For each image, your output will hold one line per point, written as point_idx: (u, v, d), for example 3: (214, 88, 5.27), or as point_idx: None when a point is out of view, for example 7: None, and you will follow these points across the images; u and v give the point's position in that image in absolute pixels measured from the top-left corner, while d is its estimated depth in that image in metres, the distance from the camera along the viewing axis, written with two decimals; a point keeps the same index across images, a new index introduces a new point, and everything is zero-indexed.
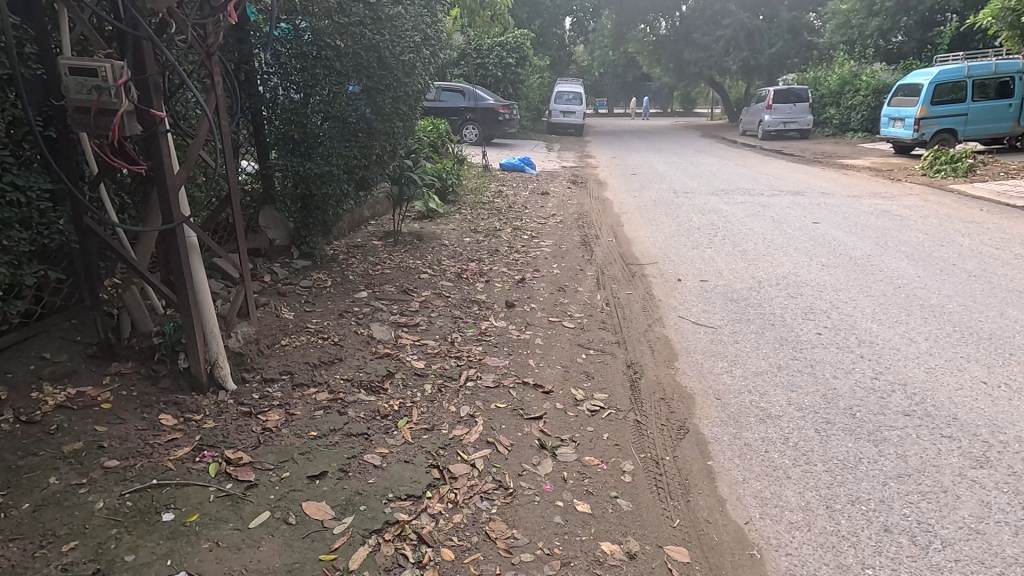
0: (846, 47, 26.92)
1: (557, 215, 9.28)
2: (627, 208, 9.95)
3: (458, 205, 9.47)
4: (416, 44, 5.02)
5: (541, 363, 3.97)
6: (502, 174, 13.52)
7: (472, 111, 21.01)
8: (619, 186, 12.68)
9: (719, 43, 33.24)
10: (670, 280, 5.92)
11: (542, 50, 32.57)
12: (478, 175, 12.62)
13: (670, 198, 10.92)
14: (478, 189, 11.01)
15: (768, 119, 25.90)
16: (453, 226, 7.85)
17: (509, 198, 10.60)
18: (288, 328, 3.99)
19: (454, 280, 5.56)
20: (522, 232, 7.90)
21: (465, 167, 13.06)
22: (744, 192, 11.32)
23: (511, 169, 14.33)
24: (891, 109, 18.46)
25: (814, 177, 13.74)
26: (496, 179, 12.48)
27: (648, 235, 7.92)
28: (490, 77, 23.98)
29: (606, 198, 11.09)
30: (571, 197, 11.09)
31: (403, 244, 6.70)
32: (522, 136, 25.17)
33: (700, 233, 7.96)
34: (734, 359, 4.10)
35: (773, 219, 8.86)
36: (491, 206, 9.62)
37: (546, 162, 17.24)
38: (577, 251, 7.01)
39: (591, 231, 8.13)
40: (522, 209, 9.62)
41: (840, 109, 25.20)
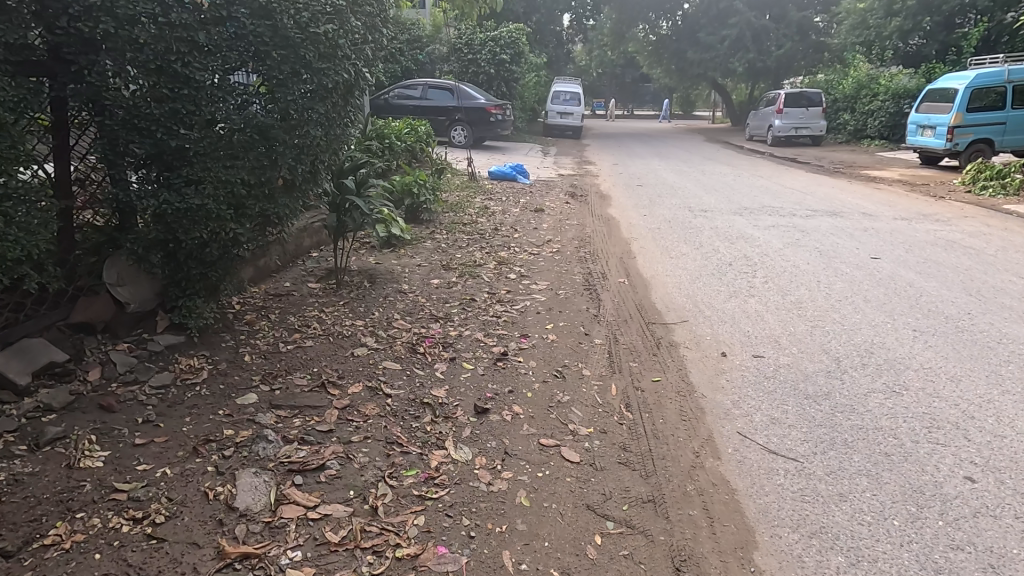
0: (861, 48, 25.38)
1: (552, 241, 7.63)
2: (639, 232, 8.27)
3: (433, 227, 7.79)
4: (339, 11, 3.31)
5: (526, 567, 2.26)
6: (491, 183, 11.84)
7: (461, 111, 19.35)
8: (627, 201, 11.00)
9: (725, 43, 31.63)
10: (710, 355, 4.26)
11: (539, 47, 30.92)
12: (462, 185, 10.96)
13: (687, 218, 9.25)
14: (459, 204, 9.31)
15: (778, 124, 24.30)
16: (419, 260, 6.14)
17: (496, 216, 8.90)
18: (73, 501, 2.28)
19: (404, 360, 3.85)
20: (508, 267, 6.22)
21: (448, 176, 11.36)
22: (772, 212, 9.68)
23: (501, 177, 12.66)
24: (919, 116, 16.89)
25: (844, 192, 12.16)
26: (484, 191, 10.78)
27: (669, 274, 6.23)
28: (482, 74, 22.30)
29: (612, 216, 9.43)
30: (569, 215, 9.38)
31: (346, 290, 5.02)
32: (516, 138, 23.52)
33: (734, 272, 6.29)
34: (853, 546, 2.43)
35: (819, 251, 7.21)
36: (474, 228, 7.91)
37: (542, 169, 15.59)
38: (578, 300, 5.34)
39: (595, 266, 6.46)
40: (511, 232, 7.95)
41: (856, 115, 23.64)
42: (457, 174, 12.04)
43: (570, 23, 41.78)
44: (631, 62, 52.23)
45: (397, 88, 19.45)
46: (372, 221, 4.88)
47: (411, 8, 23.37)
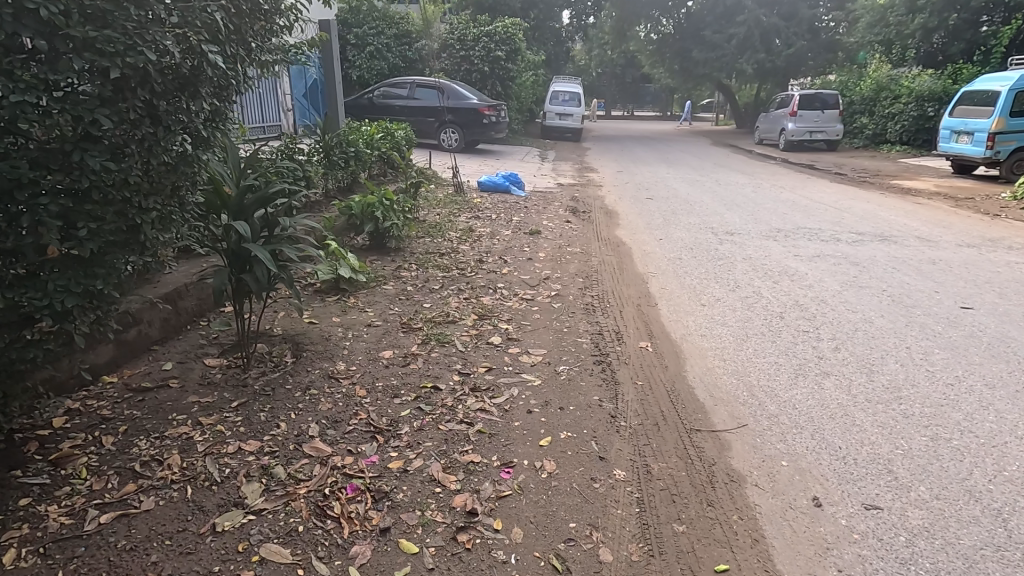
0: (880, 48, 23.84)
1: (549, 276, 6.13)
2: (658, 264, 6.74)
3: (401, 259, 6.26)
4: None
5: None
6: (480, 197, 10.29)
7: (450, 112, 17.84)
8: (638, 218, 9.48)
9: (732, 42, 30.10)
10: (796, 503, 2.74)
11: (537, 45, 29.35)
12: (446, 199, 9.45)
13: (711, 242, 7.74)
14: (439, 224, 7.77)
15: (792, 128, 22.79)
16: (370, 315, 4.58)
17: (481, 241, 7.37)
18: None
19: (300, 542, 2.30)
20: (490, 325, 4.69)
21: (428, 190, 9.81)
22: (811, 235, 8.18)
23: (493, 188, 11.14)
24: (953, 121, 15.35)
25: (884, 208, 10.65)
26: (471, 207, 9.23)
27: (705, 334, 4.71)
28: (476, 72, 20.73)
29: (622, 239, 7.91)
30: (569, 239, 7.83)
31: (251, 380, 3.50)
32: (512, 141, 21.99)
33: (790, 331, 4.78)
34: None
35: (886, 293, 5.70)
36: (452, 260, 6.37)
37: (539, 177, 14.04)
38: (587, 384, 3.79)
39: (606, 320, 4.93)
40: (497, 264, 6.43)
41: (875, 119, 22.15)
42: (441, 187, 10.49)
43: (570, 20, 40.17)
44: (632, 61, 50.60)
45: (382, 86, 18.12)
46: (284, 279, 3.33)
47: (400, 1, 21.82)
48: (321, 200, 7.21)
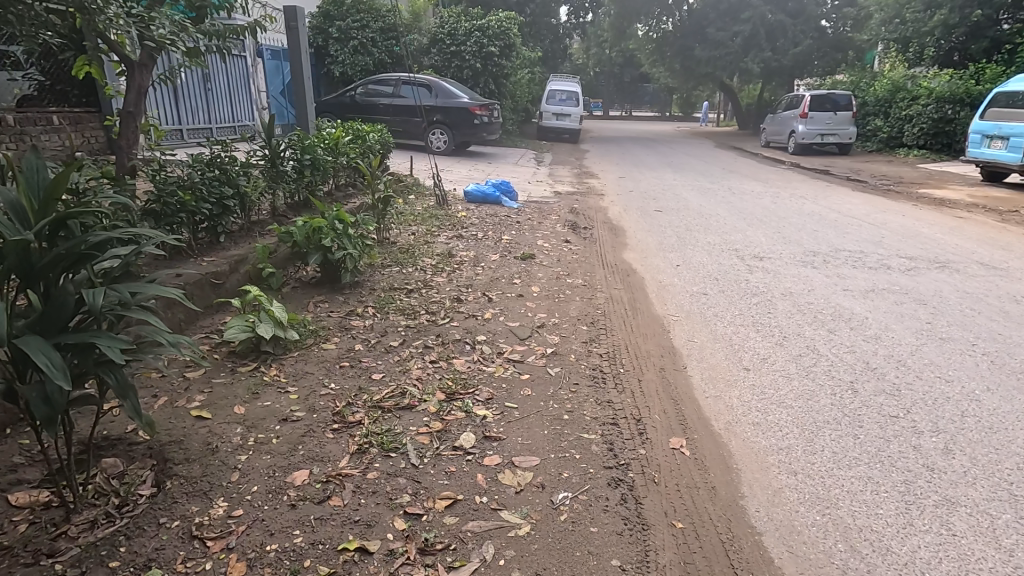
0: (895, 46, 22.58)
1: (544, 322, 4.83)
2: (681, 302, 5.45)
3: (356, 298, 4.93)
4: None
5: None
6: (466, 209, 8.98)
7: (439, 111, 16.55)
8: (649, 235, 8.18)
9: (737, 40, 28.84)
10: None
11: (533, 42, 28.05)
12: (424, 213, 8.14)
13: (739, 271, 6.46)
14: (412, 249, 6.45)
15: (802, 130, 21.55)
16: (291, 399, 3.25)
17: (461, 269, 6.05)
18: None
19: None
20: (463, 412, 3.36)
21: (404, 204, 8.47)
22: (854, 261, 6.90)
23: (481, 198, 9.84)
24: (984, 124, 14.12)
25: (925, 224, 9.37)
26: (454, 223, 7.92)
27: (759, 424, 3.44)
28: (467, 69, 19.37)
29: (633, 266, 6.61)
30: (568, 265, 6.52)
31: (56, 548, 2.17)
32: (506, 143, 20.67)
33: (873, 418, 3.49)
34: None
35: (980, 350, 4.41)
36: (420, 300, 5.03)
37: (534, 184, 12.74)
38: (602, 534, 2.48)
39: (622, 399, 3.63)
40: (479, 304, 5.12)
41: (890, 121, 20.92)
42: (421, 198, 9.16)
43: (567, 17, 38.91)
44: (631, 60, 49.32)
45: (365, 83, 16.92)
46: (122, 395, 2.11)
47: None
48: (265, 220, 5.89)
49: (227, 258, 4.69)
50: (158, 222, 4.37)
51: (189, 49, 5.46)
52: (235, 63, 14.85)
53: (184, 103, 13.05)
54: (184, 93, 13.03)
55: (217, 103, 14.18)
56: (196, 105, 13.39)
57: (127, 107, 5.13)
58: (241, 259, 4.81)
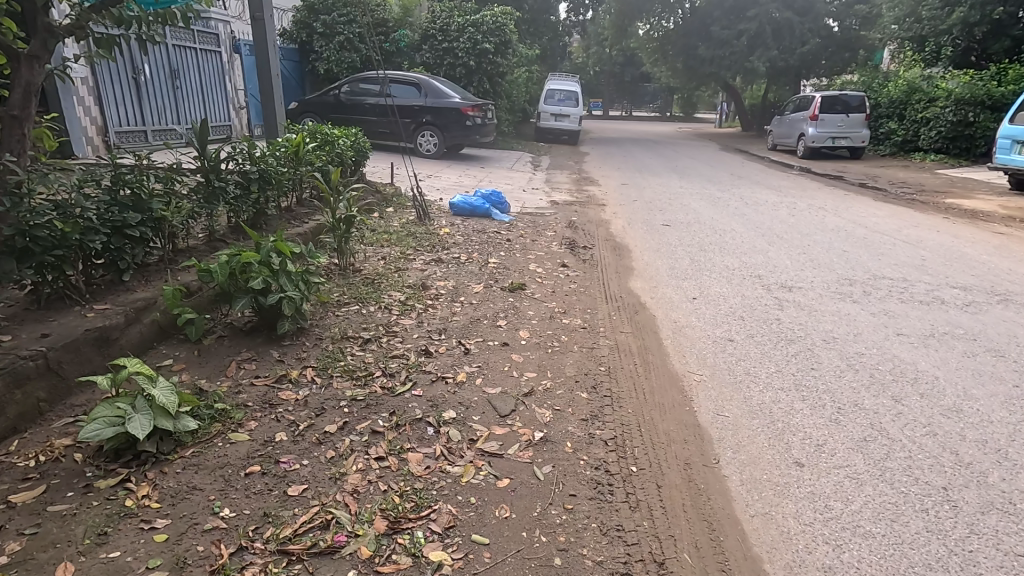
0: (911, 45, 21.55)
1: (533, 385, 3.81)
2: (703, 353, 4.44)
3: (294, 355, 3.88)
4: None
5: None
6: (449, 225, 7.96)
7: (429, 112, 15.47)
8: (657, 257, 7.17)
9: (742, 38, 27.82)
10: None
11: (531, 39, 26.99)
12: (400, 231, 7.12)
13: (766, 307, 5.45)
14: (379, 279, 5.42)
15: (812, 133, 20.55)
16: (155, 545, 2.25)
17: (436, 305, 5.02)
18: None
19: None
20: (407, 558, 2.35)
21: (378, 220, 7.43)
22: (899, 292, 5.89)
23: (467, 210, 8.80)
24: (1013, 129, 13.12)
25: (964, 242, 8.36)
26: (433, 242, 6.88)
27: (832, 571, 2.42)
28: (460, 66, 18.32)
29: (642, 299, 5.60)
30: (565, 298, 5.51)
31: None
32: (502, 144, 19.63)
33: (992, 558, 2.47)
34: None
35: None
36: (377, 355, 4.00)
37: (529, 192, 11.73)
38: None
39: (637, 523, 2.63)
40: (452, 359, 4.10)
41: (906, 124, 19.93)
42: (399, 213, 8.12)
43: (567, 14, 37.92)
44: (632, 59, 48.24)
45: (351, 81, 15.86)
46: None
47: None
48: (196, 247, 4.86)
49: (125, 305, 3.66)
50: (22, 262, 3.31)
51: (99, 38, 4.41)
52: (209, 59, 13.80)
53: (149, 102, 11.97)
54: (150, 91, 11.95)
55: (187, 101, 13.11)
56: (162, 104, 12.32)
57: (12, 108, 4.01)
58: (146, 304, 3.77)
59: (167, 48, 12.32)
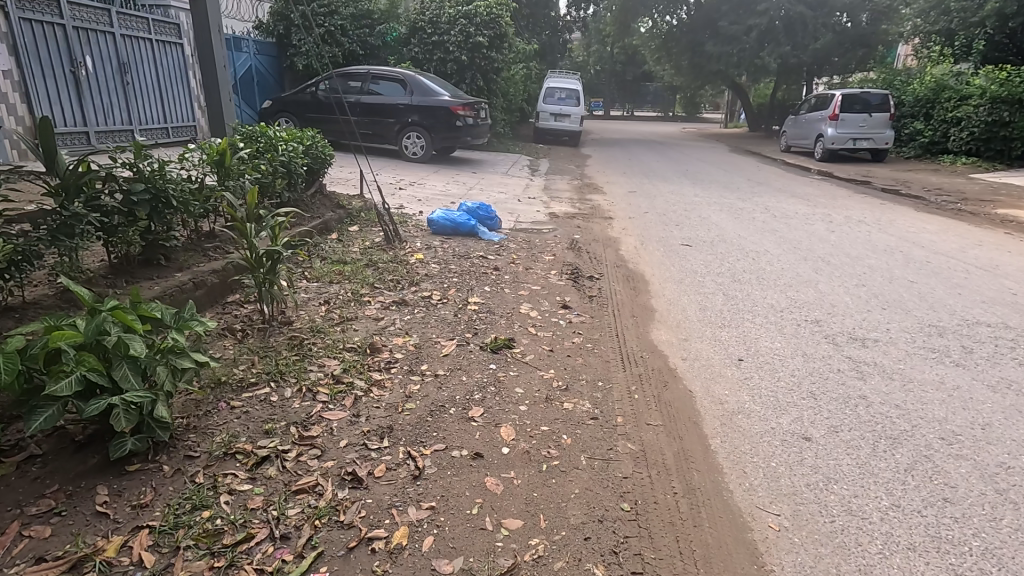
0: (937, 39, 20.08)
1: (519, 550, 2.36)
2: (774, 470, 2.97)
3: (132, 497, 2.42)
4: None
5: None
6: (424, 248, 6.50)
7: (414, 111, 13.96)
8: (682, 291, 5.71)
9: (752, 34, 26.35)
10: None
11: (528, 34, 25.47)
12: (357, 260, 5.69)
13: (841, 376, 4.00)
14: (312, 338, 3.96)
15: (831, 134, 19.12)
16: None
17: (385, 381, 3.57)
18: None
19: None
20: None
21: (332, 246, 5.99)
22: (1008, 348, 4.45)
23: (447, 227, 7.31)
24: None
25: None
26: (399, 274, 5.42)
27: None
28: (451, 62, 16.82)
29: (671, 363, 4.14)
30: (567, 363, 4.05)
31: None
32: (496, 146, 18.17)
33: None
34: None
35: None
36: (272, 490, 2.56)
37: (524, 202, 10.28)
38: None
39: None
40: (391, 493, 2.64)
41: (933, 125, 18.43)
42: (363, 234, 6.67)
43: (568, 10, 36.48)
44: (633, 57, 46.74)
45: (330, 77, 14.47)
46: None
47: None
48: (38, 304, 3.42)
49: None
50: None
51: None
52: (170, 53, 12.36)
53: (93, 100, 10.49)
54: (93, 88, 10.50)
55: (142, 100, 11.65)
56: (110, 102, 10.88)
57: None
58: None
59: (114, 38, 10.84)
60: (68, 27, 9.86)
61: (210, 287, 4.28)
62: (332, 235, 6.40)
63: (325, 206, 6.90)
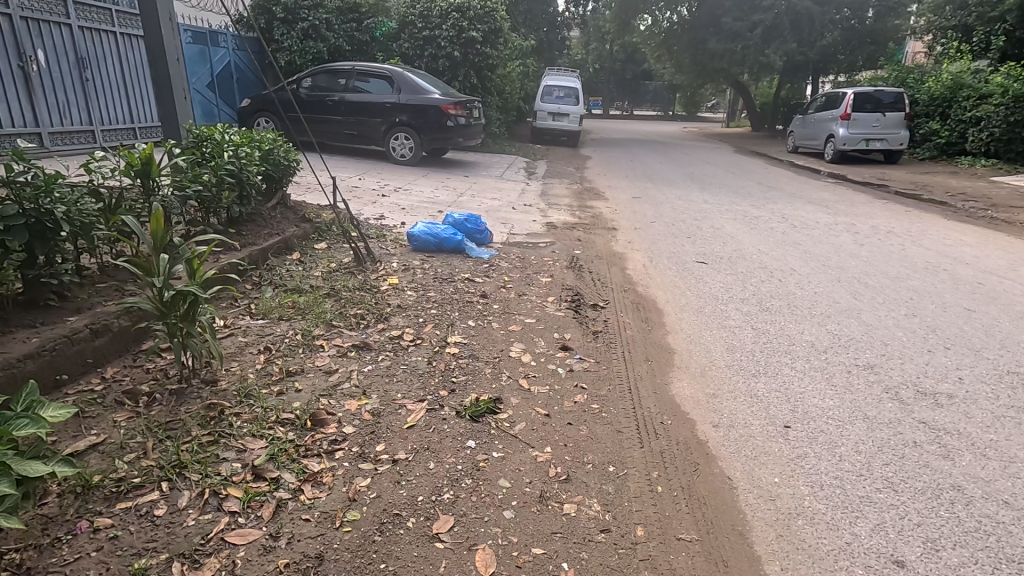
0: (953, 34, 19.23)
1: None
2: None
3: None
4: None
5: None
6: (401, 270, 5.62)
7: (402, 110, 13.03)
8: (703, 326, 4.82)
9: (757, 30, 25.48)
10: None
11: (525, 30, 24.50)
12: (318, 288, 4.81)
13: (918, 451, 3.12)
14: (236, 405, 3.05)
15: (843, 134, 18.22)
16: None
17: (323, 474, 2.67)
18: None
19: None
20: None
21: (289, 271, 5.08)
22: None
23: (428, 245, 6.41)
24: None
25: None
26: (365, 307, 4.52)
27: None
28: (443, 57, 15.92)
29: (701, 435, 3.25)
30: (568, 436, 3.16)
31: None
32: (492, 147, 17.29)
33: None
34: None
35: None
36: None
37: (518, 210, 9.40)
38: None
39: None
40: None
41: (950, 124, 17.57)
42: (330, 253, 5.76)
43: (566, 7, 35.55)
44: (632, 56, 45.85)
45: (313, 74, 13.55)
46: None
47: None
48: None
49: None
50: None
51: None
52: (137, 47, 11.44)
53: (46, 98, 9.58)
54: (46, 84, 9.57)
55: (106, 98, 10.74)
56: (66, 100, 9.96)
57: None
58: None
59: (71, 31, 9.92)
60: (15, 17, 8.93)
61: (113, 334, 3.37)
62: (292, 255, 5.49)
63: (286, 220, 5.99)
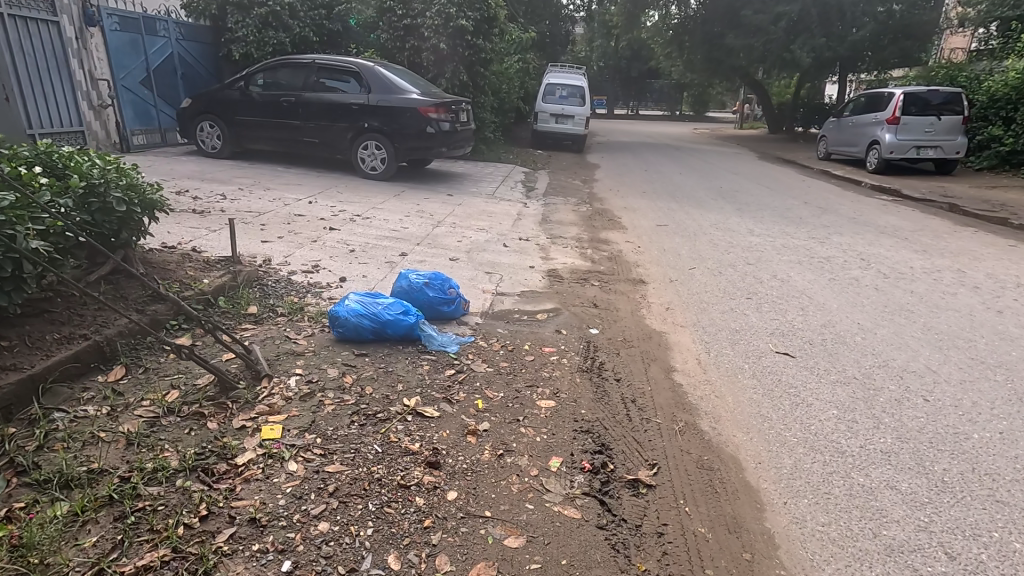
0: (1018, 26, 16.91)
1: None
2: None
3: None
4: None
5: None
6: (298, 396, 3.28)
7: (372, 113, 10.69)
8: (850, 555, 2.49)
9: (781, 23, 23.02)
10: None
11: (524, 22, 22.05)
12: (101, 469, 2.50)
13: None
14: None
15: (890, 140, 15.82)
16: None
17: None
18: None
19: None
20: None
21: (69, 426, 2.75)
22: None
23: (355, 335, 4.04)
24: None
25: None
26: (163, 542, 2.20)
27: None
28: (427, 49, 13.51)
29: None
30: None
31: None
32: (485, 154, 14.95)
33: None
34: None
35: None
36: None
37: (511, 248, 7.06)
38: None
39: None
40: None
41: (1014, 129, 15.18)
42: (183, 364, 3.42)
43: None
44: (638, 52, 43.25)
45: (268, 69, 11.15)
46: None
47: None
48: None
49: None
50: None
51: None
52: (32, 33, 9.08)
53: None
54: None
55: None
56: None
57: None
58: None
59: None
60: None
61: None
62: (105, 375, 3.19)
63: (120, 302, 3.65)
